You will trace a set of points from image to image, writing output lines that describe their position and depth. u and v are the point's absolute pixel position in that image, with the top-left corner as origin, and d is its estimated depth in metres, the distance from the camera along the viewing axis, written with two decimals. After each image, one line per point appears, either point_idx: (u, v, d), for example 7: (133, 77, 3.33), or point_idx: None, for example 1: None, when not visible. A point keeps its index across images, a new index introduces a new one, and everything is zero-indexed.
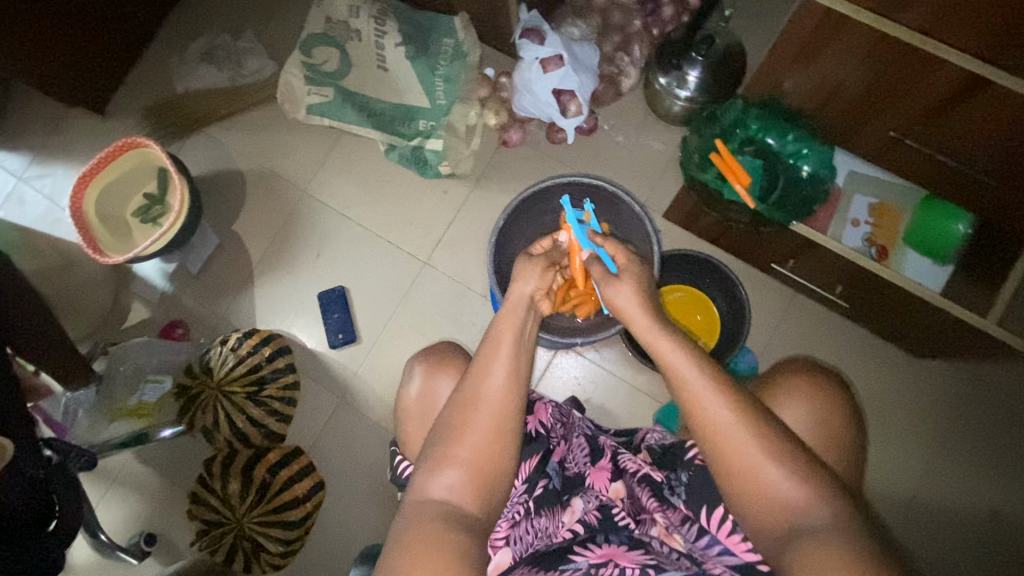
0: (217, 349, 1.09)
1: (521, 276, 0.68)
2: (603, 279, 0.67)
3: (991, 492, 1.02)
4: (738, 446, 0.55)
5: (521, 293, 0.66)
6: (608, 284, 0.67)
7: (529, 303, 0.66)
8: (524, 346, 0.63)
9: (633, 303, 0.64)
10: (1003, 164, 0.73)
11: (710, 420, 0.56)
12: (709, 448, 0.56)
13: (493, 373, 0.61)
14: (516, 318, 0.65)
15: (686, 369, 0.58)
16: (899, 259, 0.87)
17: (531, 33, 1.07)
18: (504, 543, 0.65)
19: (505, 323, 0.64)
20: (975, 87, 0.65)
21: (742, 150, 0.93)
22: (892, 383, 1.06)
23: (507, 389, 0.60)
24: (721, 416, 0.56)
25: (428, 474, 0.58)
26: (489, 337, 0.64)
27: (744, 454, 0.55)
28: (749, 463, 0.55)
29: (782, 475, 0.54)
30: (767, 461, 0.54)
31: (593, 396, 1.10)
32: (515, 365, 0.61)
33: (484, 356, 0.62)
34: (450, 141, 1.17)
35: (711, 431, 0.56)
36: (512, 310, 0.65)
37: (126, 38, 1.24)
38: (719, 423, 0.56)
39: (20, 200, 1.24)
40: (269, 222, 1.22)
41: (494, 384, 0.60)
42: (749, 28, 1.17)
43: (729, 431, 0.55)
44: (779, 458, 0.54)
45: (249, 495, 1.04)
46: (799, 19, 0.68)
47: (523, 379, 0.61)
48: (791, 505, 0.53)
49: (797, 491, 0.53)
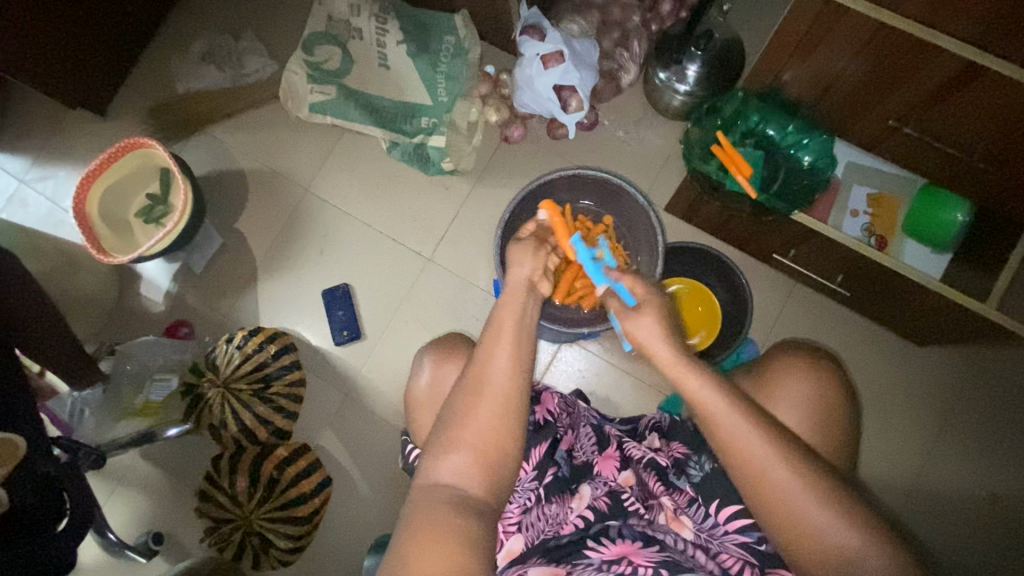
0: (223, 347, 1.10)
1: (515, 262, 0.68)
2: (623, 314, 0.65)
3: (992, 477, 1.03)
4: (783, 487, 0.54)
5: (519, 277, 0.67)
6: (627, 319, 0.64)
7: (528, 286, 0.67)
8: (525, 332, 0.64)
9: (655, 335, 0.62)
10: (1004, 148, 0.74)
11: (752, 462, 0.55)
12: (751, 489, 0.56)
13: (497, 358, 0.61)
14: (517, 304, 0.65)
15: (725, 410, 0.56)
16: (899, 247, 0.89)
17: (531, 30, 1.07)
18: (517, 529, 0.67)
19: (505, 311, 0.64)
20: (972, 74, 0.67)
21: (744, 142, 0.92)
22: (893, 372, 1.08)
23: (511, 372, 0.61)
24: (765, 456, 0.55)
25: (436, 459, 0.58)
26: (491, 322, 0.64)
27: (789, 496, 0.54)
28: (795, 505, 0.54)
29: (818, 507, 0.53)
30: (809, 500, 0.54)
31: (597, 388, 1.11)
32: (518, 349, 0.62)
33: (487, 342, 0.63)
34: (452, 137, 1.18)
35: (755, 474, 0.55)
36: (512, 294, 0.66)
37: (126, 39, 1.24)
38: (762, 465, 0.55)
39: (22, 202, 1.25)
40: (272, 220, 1.22)
41: (498, 369, 0.61)
42: (747, 22, 1.18)
43: (773, 471, 0.55)
44: (814, 492, 0.54)
45: (257, 491, 1.05)
46: (797, 12, 0.69)
47: (527, 363, 0.62)
48: (831, 539, 0.53)
49: (808, 473, 0.54)
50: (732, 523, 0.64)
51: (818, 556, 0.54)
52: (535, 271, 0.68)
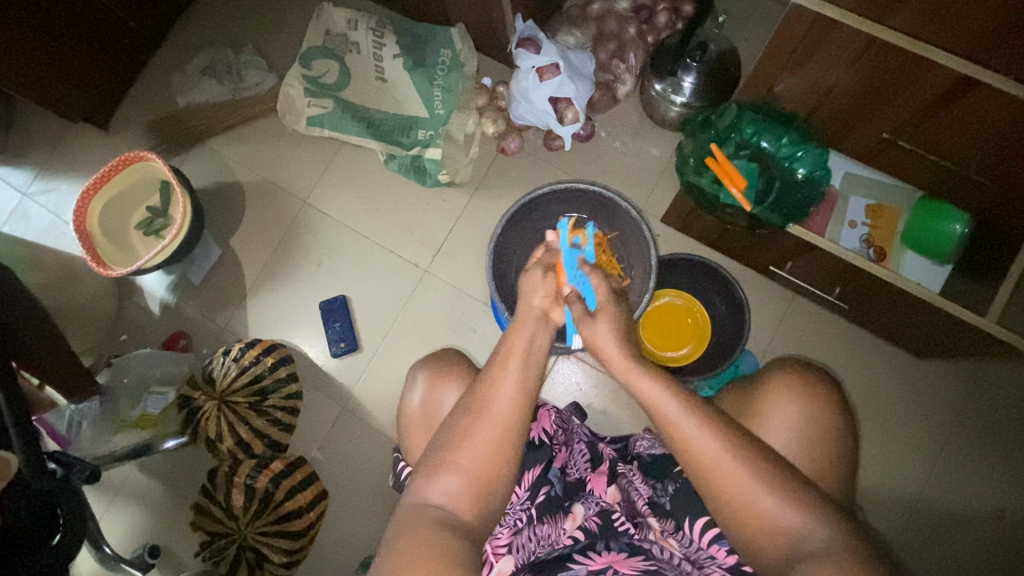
0: (220, 359, 1.09)
1: (527, 290, 0.69)
2: (581, 317, 0.68)
3: (997, 493, 1.01)
4: (730, 478, 0.55)
5: (533, 308, 0.67)
6: (584, 323, 0.68)
7: (538, 317, 0.67)
8: (533, 365, 0.63)
9: (610, 343, 0.66)
10: (997, 164, 0.74)
11: (696, 453, 0.57)
12: (702, 483, 0.57)
13: (502, 384, 0.61)
14: (526, 332, 0.65)
15: (665, 403, 0.59)
16: (899, 259, 0.87)
17: (527, 43, 1.08)
18: (506, 550, 0.65)
19: (514, 337, 0.64)
20: (966, 88, 0.66)
21: (738, 154, 0.91)
22: (893, 383, 1.06)
23: (516, 402, 0.60)
24: (710, 449, 0.56)
25: (427, 479, 0.58)
26: (500, 351, 0.64)
27: (733, 480, 0.55)
28: (744, 492, 0.55)
29: (777, 492, 0.55)
30: (753, 486, 0.55)
31: (594, 401, 1.11)
32: (525, 375, 0.62)
33: (495, 370, 0.62)
34: (448, 149, 1.18)
35: (697, 463, 0.57)
36: (523, 323, 0.66)
37: (126, 55, 1.26)
38: (702, 452, 0.56)
39: (24, 215, 1.26)
40: (270, 232, 1.23)
41: (503, 395, 0.60)
42: (742, 33, 1.18)
43: (708, 451, 0.56)
44: (777, 489, 0.55)
45: (251, 505, 1.03)
46: (790, 24, 0.68)
47: (531, 389, 0.61)
48: (788, 531, 0.54)
49: (789, 503, 0.54)
50: (710, 544, 0.63)
51: (776, 544, 0.54)
52: (552, 301, 0.68)
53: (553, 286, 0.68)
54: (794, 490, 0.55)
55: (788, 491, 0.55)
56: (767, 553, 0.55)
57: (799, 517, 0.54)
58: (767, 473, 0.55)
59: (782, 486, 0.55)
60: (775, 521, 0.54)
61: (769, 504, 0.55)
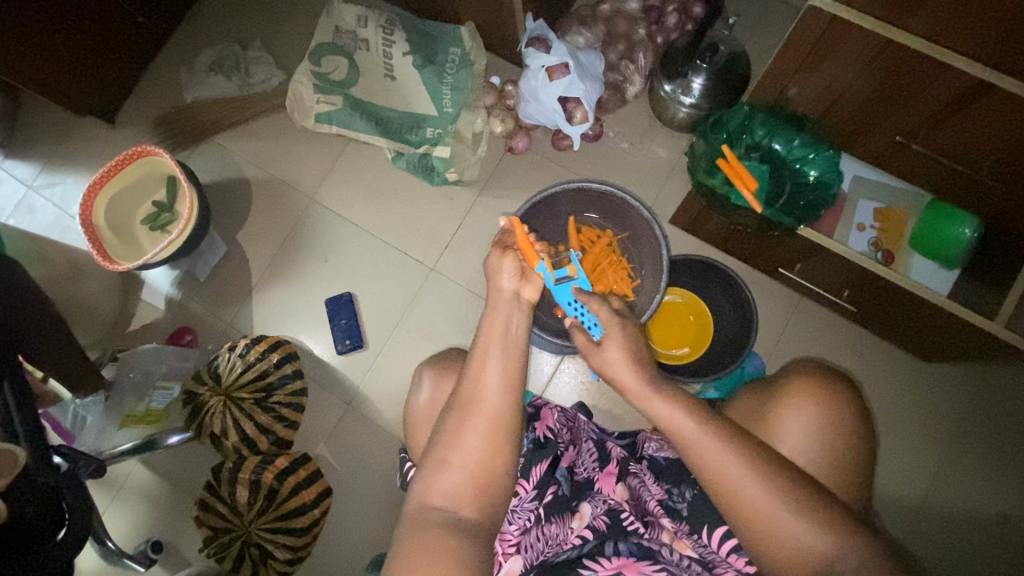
0: (226, 356, 1.09)
1: (496, 272, 0.71)
2: (588, 347, 0.68)
3: (1002, 498, 1.01)
4: (753, 498, 0.55)
5: (504, 291, 0.69)
6: (590, 353, 0.67)
7: (511, 299, 0.69)
8: (512, 346, 0.64)
9: (620, 365, 0.64)
10: (1009, 168, 0.74)
11: (718, 474, 0.56)
12: (726, 503, 0.57)
13: (487, 378, 0.61)
14: (504, 318, 0.67)
15: (683, 424, 0.59)
16: (906, 261, 0.88)
17: (537, 42, 1.07)
18: (515, 550, 0.65)
19: (490, 321, 0.66)
20: (983, 91, 0.66)
21: (749, 155, 0.90)
22: (899, 388, 1.06)
23: (504, 391, 0.60)
24: (733, 471, 0.56)
25: (430, 479, 0.57)
26: (482, 332, 0.66)
27: (748, 494, 0.56)
28: (765, 511, 0.55)
29: (795, 511, 0.55)
30: (777, 506, 0.55)
31: (600, 401, 1.11)
32: (506, 359, 0.63)
33: (477, 359, 0.63)
34: (456, 148, 1.19)
35: (721, 484, 0.56)
36: (498, 309, 0.68)
37: (134, 49, 1.25)
38: (718, 472, 0.56)
39: (29, 209, 1.25)
40: (277, 228, 1.22)
41: (489, 386, 0.61)
42: (750, 36, 1.18)
43: (706, 450, 0.57)
44: (793, 505, 0.55)
45: (256, 501, 1.02)
46: (808, 24, 0.68)
47: (517, 377, 0.62)
48: (805, 545, 0.54)
49: (795, 516, 0.55)
50: (729, 553, 0.63)
51: (794, 561, 0.55)
52: (519, 280, 0.70)
53: (517, 265, 0.70)
54: (796, 496, 0.55)
55: (794, 499, 0.55)
56: (778, 560, 0.55)
57: (800, 522, 0.54)
58: (779, 485, 0.55)
59: (790, 494, 0.55)
60: (796, 537, 0.54)
61: (773, 507, 0.55)
